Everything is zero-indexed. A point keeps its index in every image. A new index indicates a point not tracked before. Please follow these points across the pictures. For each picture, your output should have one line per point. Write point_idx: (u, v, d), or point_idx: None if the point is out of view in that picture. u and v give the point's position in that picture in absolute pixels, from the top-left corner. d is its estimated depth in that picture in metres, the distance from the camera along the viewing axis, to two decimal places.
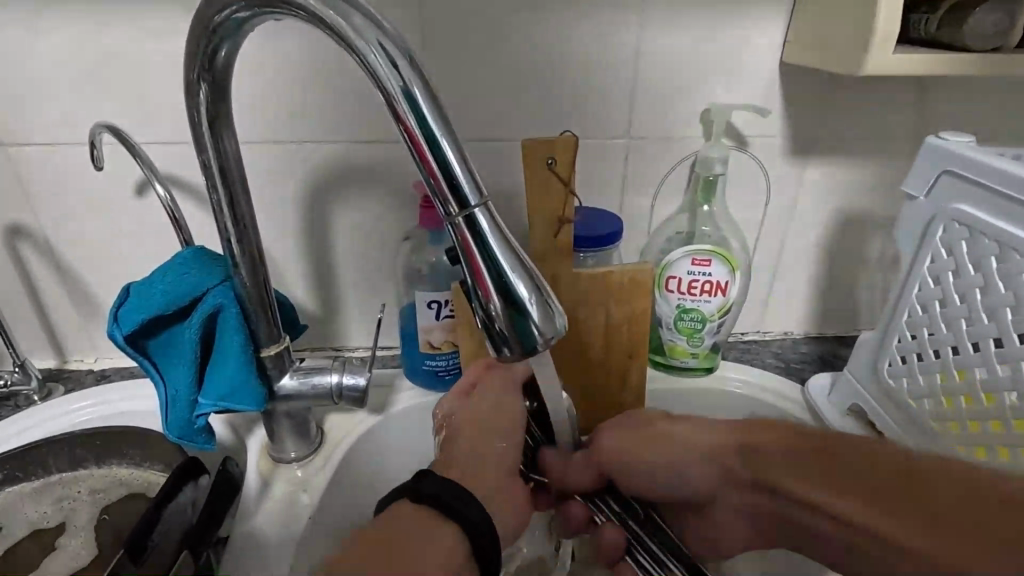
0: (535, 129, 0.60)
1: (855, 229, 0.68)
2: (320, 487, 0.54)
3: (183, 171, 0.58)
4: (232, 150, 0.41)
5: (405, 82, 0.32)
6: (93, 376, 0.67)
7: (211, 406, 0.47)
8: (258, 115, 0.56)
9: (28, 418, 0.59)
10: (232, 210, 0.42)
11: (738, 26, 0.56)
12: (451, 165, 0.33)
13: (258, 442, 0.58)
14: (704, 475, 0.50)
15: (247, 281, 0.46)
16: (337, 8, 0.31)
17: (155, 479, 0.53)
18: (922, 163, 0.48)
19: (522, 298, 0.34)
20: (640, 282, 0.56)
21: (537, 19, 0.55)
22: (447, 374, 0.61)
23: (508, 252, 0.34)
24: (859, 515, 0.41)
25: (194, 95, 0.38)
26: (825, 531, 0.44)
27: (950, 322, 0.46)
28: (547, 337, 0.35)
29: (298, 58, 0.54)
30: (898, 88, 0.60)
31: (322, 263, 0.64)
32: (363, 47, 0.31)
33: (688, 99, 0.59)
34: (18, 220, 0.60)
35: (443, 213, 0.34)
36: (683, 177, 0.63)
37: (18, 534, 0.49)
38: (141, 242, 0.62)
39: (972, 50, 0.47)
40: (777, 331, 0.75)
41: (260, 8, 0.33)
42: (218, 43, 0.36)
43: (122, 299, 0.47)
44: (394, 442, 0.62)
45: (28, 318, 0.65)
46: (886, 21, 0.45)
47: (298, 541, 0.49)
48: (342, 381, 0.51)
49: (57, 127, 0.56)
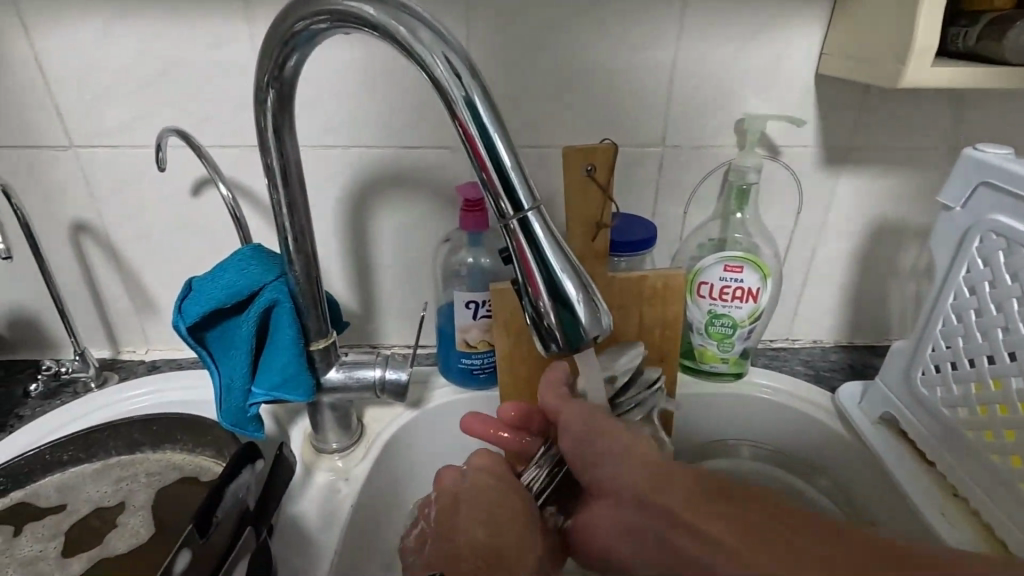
0: (571, 136, 0.62)
1: (888, 238, 0.68)
2: (360, 478, 0.56)
3: (237, 172, 0.62)
4: (293, 153, 0.43)
5: (467, 92, 0.33)
6: (146, 366, 0.70)
7: (263, 395, 0.50)
8: (310, 121, 0.59)
9: (88, 402, 0.63)
10: (291, 209, 0.45)
11: (775, 36, 0.57)
12: (507, 171, 0.34)
13: (301, 433, 0.60)
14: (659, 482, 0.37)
15: (302, 278, 0.48)
16: (405, 22, 0.33)
17: (207, 464, 0.55)
18: (962, 174, 0.48)
19: (571, 298, 0.35)
20: (673, 288, 0.58)
21: (579, 31, 0.57)
22: (482, 372, 0.63)
23: (558, 253, 0.35)
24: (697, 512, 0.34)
25: (262, 102, 0.41)
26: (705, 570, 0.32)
27: (986, 331, 0.46)
28: (593, 335, 0.36)
29: (348, 68, 0.57)
30: (934, 99, 0.61)
31: (364, 262, 0.67)
32: (430, 59, 0.33)
33: (723, 108, 0.61)
34: (83, 216, 0.64)
35: (498, 216, 0.36)
36: (716, 184, 0.65)
37: (81, 510, 0.52)
38: (195, 239, 0.65)
39: (1011, 63, 0.47)
40: (806, 338, 0.75)
41: (333, 21, 0.35)
42: (289, 53, 0.38)
43: (185, 292, 0.50)
44: (430, 436, 0.65)
45: (86, 309, 0.69)
46: (923, 34, 0.45)
47: (341, 527, 0.52)
48: (384, 375, 0.53)
49: (123, 131, 0.59)
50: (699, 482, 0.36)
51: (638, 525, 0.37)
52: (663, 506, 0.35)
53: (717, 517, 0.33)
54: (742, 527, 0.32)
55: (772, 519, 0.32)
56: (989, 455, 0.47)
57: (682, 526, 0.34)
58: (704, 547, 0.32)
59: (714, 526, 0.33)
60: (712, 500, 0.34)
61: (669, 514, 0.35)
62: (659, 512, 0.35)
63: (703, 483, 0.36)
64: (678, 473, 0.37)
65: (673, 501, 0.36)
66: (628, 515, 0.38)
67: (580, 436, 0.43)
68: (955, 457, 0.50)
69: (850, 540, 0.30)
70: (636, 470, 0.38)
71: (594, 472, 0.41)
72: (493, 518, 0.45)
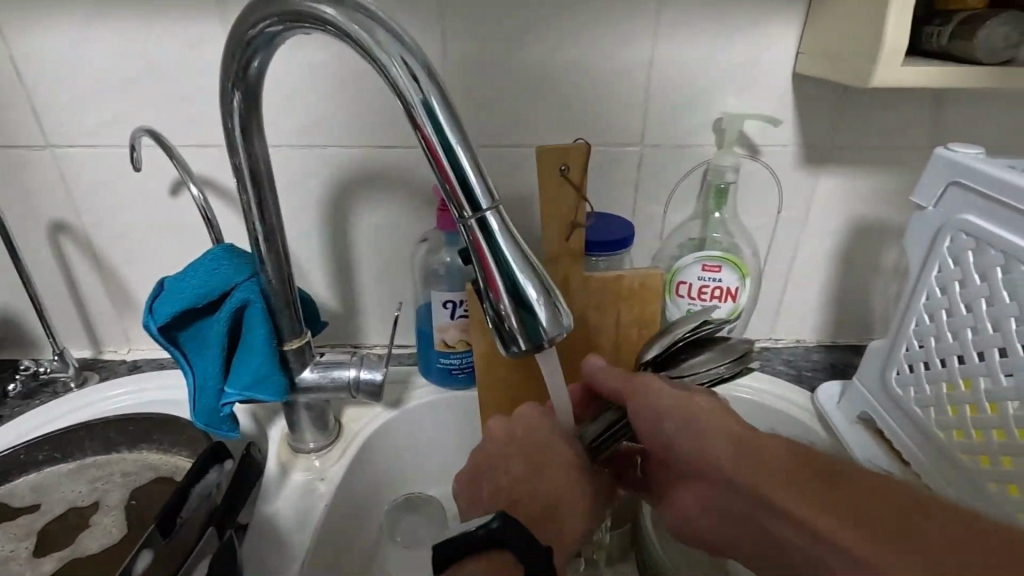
0: (549, 136, 0.62)
1: (869, 238, 0.68)
2: (337, 478, 0.56)
3: (215, 171, 0.62)
4: (261, 153, 0.43)
5: (424, 93, 0.33)
6: (126, 365, 0.70)
7: (236, 395, 0.50)
8: (288, 120, 0.59)
9: (66, 402, 0.63)
10: (260, 210, 0.45)
11: (752, 35, 0.57)
12: (465, 171, 0.34)
13: (279, 433, 0.60)
14: (741, 460, 0.39)
15: (272, 278, 0.48)
16: (360, 23, 0.33)
17: (183, 464, 0.55)
18: (933, 174, 0.48)
19: (530, 298, 0.35)
20: (650, 287, 0.58)
21: (555, 30, 0.57)
22: (461, 372, 0.63)
23: (518, 253, 0.35)
24: (783, 492, 0.37)
25: (229, 103, 0.41)
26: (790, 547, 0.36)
27: (956, 331, 0.46)
28: (554, 335, 0.36)
29: (325, 68, 0.57)
30: (912, 98, 0.61)
31: (344, 262, 0.67)
32: (385, 60, 0.33)
33: (701, 107, 0.61)
34: (61, 216, 0.64)
35: (458, 216, 0.35)
36: (696, 183, 0.65)
37: (56, 510, 0.52)
38: (174, 239, 0.65)
39: (983, 63, 0.47)
40: (789, 338, 0.75)
41: (292, 22, 0.35)
42: (251, 55, 0.38)
43: (157, 292, 0.49)
44: (409, 436, 0.65)
45: (66, 309, 0.69)
46: (894, 33, 0.45)
47: (315, 526, 0.52)
48: (359, 374, 0.53)
49: (100, 131, 0.59)
50: (793, 463, 0.38)
51: (732, 504, 0.40)
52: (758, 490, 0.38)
53: (797, 494, 0.36)
54: (848, 514, 0.34)
55: (882, 505, 0.34)
56: (959, 455, 0.47)
57: (780, 512, 0.37)
58: (813, 537, 0.35)
59: (818, 515, 0.35)
60: (808, 486, 0.36)
61: (753, 490, 0.38)
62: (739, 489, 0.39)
63: (800, 465, 0.38)
64: (772, 456, 0.38)
65: (760, 477, 0.38)
66: (715, 492, 0.41)
67: (652, 417, 0.44)
68: (928, 456, 0.50)
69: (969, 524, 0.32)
70: (723, 448, 0.40)
71: (672, 448, 0.43)
72: (547, 478, 0.45)
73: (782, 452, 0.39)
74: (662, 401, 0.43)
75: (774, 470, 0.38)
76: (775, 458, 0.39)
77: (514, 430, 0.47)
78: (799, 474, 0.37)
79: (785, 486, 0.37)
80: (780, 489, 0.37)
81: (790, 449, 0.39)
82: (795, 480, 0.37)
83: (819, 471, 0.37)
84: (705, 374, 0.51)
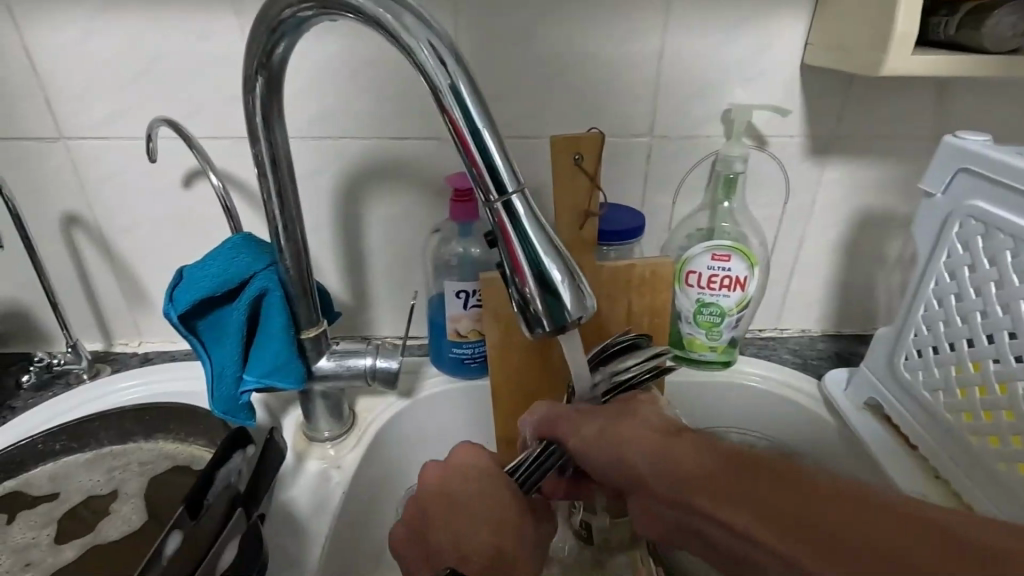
0: (560, 127, 0.62)
1: (874, 228, 0.69)
2: (352, 467, 0.56)
3: (227, 163, 0.62)
4: (282, 141, 0.44)
5: (451, 77, 0.34)
6: (138, 358, 0.70)
7: (254, 383, 0.50)
8: (301, 112, 0.60)
9: (80, 394, 0.63)
10: (280, 198, 0.45)
11: (760, 26, 0.58)
12: (491, 155, 0.35)
13: (293, 422, 0.61)
14: (663, 471, 0.37)
15: (292, 266, 0.49)
16: (389, 8, 0.34)
17: (199, 453, 0.55)
18: (941, 161, 0.49)
19: (554, 279, 0.36)
20: (661, 276, 0.58)
21: (567, 22, 0.57)
22: (473, 362, 0.64)
23: (542, 235, 0.36)
24: (719, 509, 0.34)
25: (251, 90, 0.41)
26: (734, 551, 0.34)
27: (965, 315, 0.47)
28: (576, 316, 0.37)
29: (338, 59, 0.57)
30: (917, 89, 0.61)
31: (355, 254, 0.67)
32: (414, 45, 0.34)
33: (710, 97, 0.61)
34: (73, 209, 0.64)
35: (483, 199, 0.36)
36: (704, 174, 0.65)
37: (74, 498, 0.52)
38: (186, 231, 0.66)
39: (989, 52, 0.48)
40: (794, 327, 0.76)
41: (319, 8, 0.36)
42: (276, 41, 0.38)
43: (176, 280, 0.50)
44: (422, 426, 0.65)
45: (78, 302, 0.69)
46: (904, 22, 0.46)
47: (333, 513, 0.52)
48: (375, 363, 0.54)
49: (113, 123, 0.60)
50: (712, 465, 0.35)
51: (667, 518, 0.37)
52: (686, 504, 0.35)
53: (728, 503, 0.34)
54: (782, 523, 0.32)
55: (796, 498, 0.32)
56: (968, 437, 0.48)
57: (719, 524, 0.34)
58: (753, 546, 0.33)
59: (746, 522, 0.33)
60: (729, 487, 0.34)
61: (686, 504, 0.35)
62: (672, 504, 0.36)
63: (716, 465, 0.35)
64: (687, 464, 0.36)
65: (686, 488, 0.35)
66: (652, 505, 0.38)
67: (603, 445, 0.40)
68: (936, 439, 0.51)
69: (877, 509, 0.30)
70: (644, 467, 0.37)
71: (603, 472, 0.40)
72: (500, 521, 0.42)
73: (712, 455, 0.36)
74: (577, 443, 0.41)
75: (703, 481, 0.35)
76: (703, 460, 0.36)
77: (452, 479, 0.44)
78: (734, 482, 0.34)
79: (711, 499, 0.34)
80: (711, 501, 0.34)
81: (708, 449, 0.36)
82: (726, 488, 0.34)
83: (752, 474, 0.34)
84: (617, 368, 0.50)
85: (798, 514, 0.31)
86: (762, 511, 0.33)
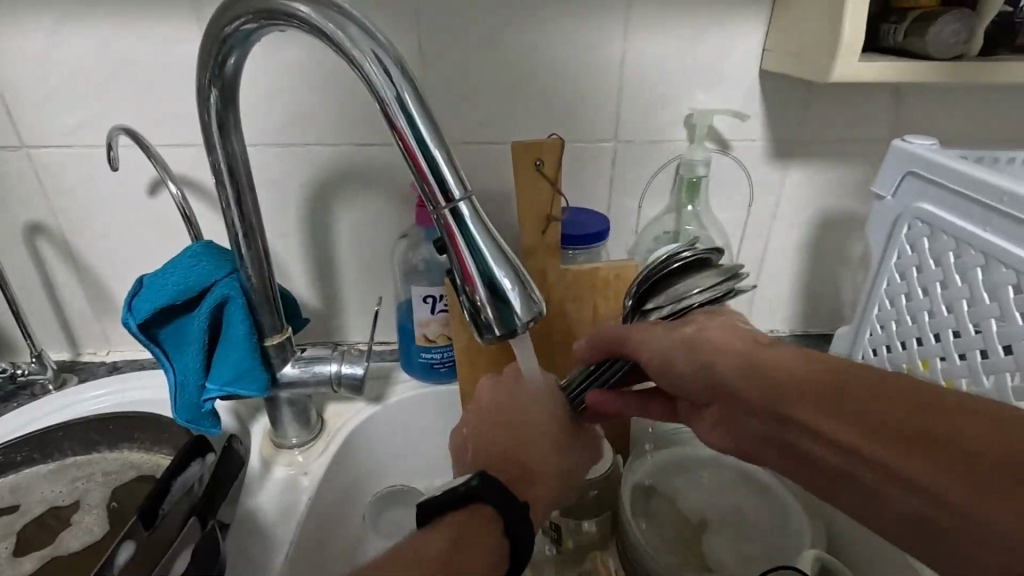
0: (525, 133, 0.63)
1: (837, 229, 0.70)
2: (319, 472, 0.56)
3: (192, 171, 0.62)
4: (239, 150, 0.44)
5: (397, 89, 0.34)
6: (106, 367, 0.70)
7: (217, 391, 0.50)
8: (266, 119, 0.60)
9: (45, 404, 0.63)
10: (239, 207, 0.46)
11: (719, 33, 0.59)
12: (438, 164, 0.35)
13: (261, 429, 0.61)
14: (759, 386, 0.37)
15: (252, 274, 0.49)
16: (334, 21, 0.34)
17: (164, 462, 0.55)
18: (890, 165, 0.50)
19: (504, 286, 0.36)
20: (626, 279, 0.59)
21: (529, 28, 0.58)
22: (442, 366, 0.64)
23: (491, 243, 0.36)
24: (818, 421, 0.35)
25: (205, 100, 0.41)
26: (829, 465, 0.35)
27: (915, 314, 0.48)
28: (528, 321, 0.37)
29: (303, 67, 0.58)
30: (874, 93, 0.63)
31: (324, 260, 0.67)
32: (359, 57, 0.34)
33: (673, 103, 0.62)
34: (37, 218, 0.63)
35: (432, 208, 0.36)
36: (669, 178, 0.66)
37: (36, 510, 0.52)
38: (153, 239, 0.65)
39: (934, 58, 0.49)
40: (763, 327, 0.77)
41: (267, 20, 0.36)
42: (228, 52, 0.39)
43: (136, 290, 0.50)
44: (392, 430, 0.65)
45: (43, 311, 0.69)
46: (851, 29, 0.47)
47: (298, 520, 0.52)
48: (340, 369, 0.54)
49: (76, 132, 0.59)
50: (812, 380, 0.36)
51: (761, 432, 0.38)
52: (779, 413, 0.36)
53: (831, 416, 0.34)
54: (888, 430, 0.33)
55: (915, 410, 0.33)
56: None
57: (816, 437, 0.35)
58: (851, 457, 0.34)
59: (846, 430, 0.34)
60: (833, 402, 0.35)
61: (783, 414, 0.36)
62: (767, 416, 0.37)
63: (821, 377, 0.36)
64: (782, 372, 0.37)
65: (785, 402, 0.36)
66: (746, 421, 0.38)
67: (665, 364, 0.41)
68: None
69: (1003, 421, 0.31)
70: (731, 375, 0.38)
71: (682, 386, 0.41)
72: (535, 451, 0.45)
73: (806, 366, 0.37)
74: (650, 352, 0.42)
75: (802, 390, 0.36)
76: (800, 371, 0.36)
77: (496, 397, 0.48)
78: (835, 393, 0.35)
79: (815, 412, 0.35)
80: (813, 411, 0.35)
81: (801, 359, 0.37)
82: (828, 400, 0.35)
83: (858, 382, 0.35)
84: (684, 294, 0.44)
85: (910, 427, 0.32)
86: (868, 420, 0.33)
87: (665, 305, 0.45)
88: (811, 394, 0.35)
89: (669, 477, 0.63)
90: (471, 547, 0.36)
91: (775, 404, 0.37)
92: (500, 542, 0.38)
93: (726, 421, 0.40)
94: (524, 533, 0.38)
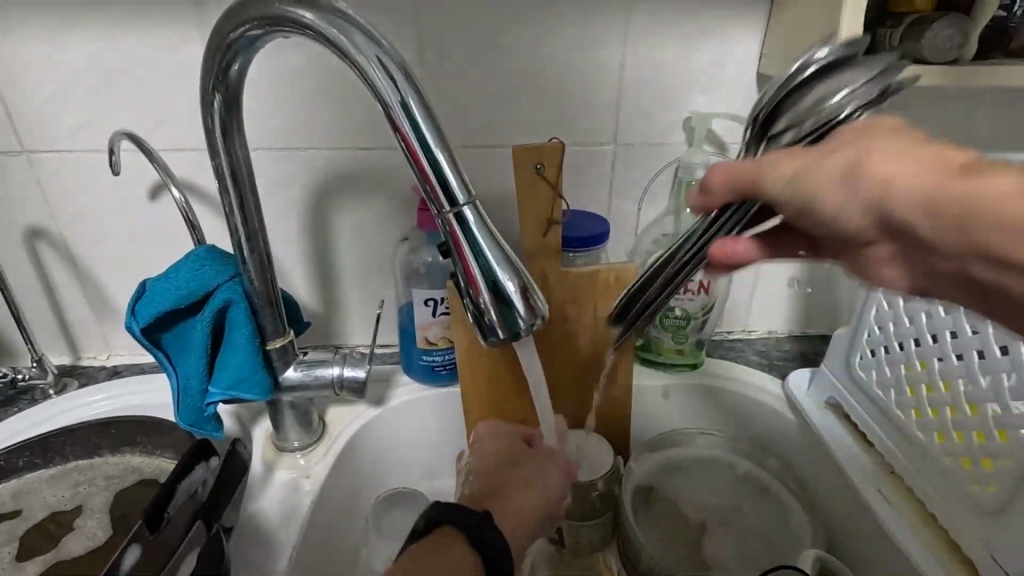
0: (525, 136, 0.63)
1: None
2: (322, 475, 0.57)
3: (193, 175, 0.62)
4: (242, 154, 0.44)
5: (401, 95, 0.35)
6: (106, 371, 0.70)
7: (220, 394, 0.50)
8: (267, 123, 0.60)
9: (46, 409, 0.63)
10: (242, 211, 0.46)
11: (717, 37, 0.60)
12: (442, 168, 0.36)
13: (263, 432, 0.61)
14: (923, 216, 0.28)
15: (255, 278, 0.49)
16: (339, 27, 0.34)
17: (167, 466, 0.55)
18: None
19: (508, 288, 0.37)
20: (626, 281, 0.60)
21: (529, 31, 0.58)
22: (443, 369, 0.64)
23: (494, 246, 0.37)
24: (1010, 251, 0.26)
25: (208, 105, 0.41)
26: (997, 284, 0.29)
27: (912, 315, 0.49)
28: (531, 323, 0.38)
29: (304, 71, 0.58)
30: None
31: (325, 263, 0.68)
32: (364, 62, 0.34)
33: (672, 106, 0.63)
34: (38, 222, 0.63)
35: (436, 212, 0.37)
36: (668, 180, 0.67)
37: (38, 514, 0.52)
38: (154, 243, 0.65)
39: (929, 61, 0.50)
40: (762, 329, 0.78)
41: (271, 26, 0.36)
42: (232, 58, 0.39)
43: (138, 294, 0.50)
44: (394, 433, 0.65)
45: (44, 316, 0.69)
46: (848, 34, 0.48)
47: (301, 523, 0.52)
48: (343, 372, 0.54)
49: (77, 136, 0.59)
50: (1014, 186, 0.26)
51: (913, 248, 0.31)
52: (984, 250, 0.27)
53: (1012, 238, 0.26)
54: None
55: None
56: (916, 433, 0.49)
57: (989, 259, 0.28)
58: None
59: None
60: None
61: (933, 237, 0.29)
62: (927, 241, 0.29)
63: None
64: (966, 185, 0.27)
65: (958, 226, 0.27)
66: (896, 246, 0.32)
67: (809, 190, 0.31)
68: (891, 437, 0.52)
69: None
70: (911, 211, 0.29)
71: (834, 230, 0.32)
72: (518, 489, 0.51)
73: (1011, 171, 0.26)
74: (784, 196, 0.32)
75: (993, 208, 0.26)
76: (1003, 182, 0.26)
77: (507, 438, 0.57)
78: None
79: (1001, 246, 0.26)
80: (996, 227, 0.26)
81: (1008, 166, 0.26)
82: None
83: None
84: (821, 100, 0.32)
85: None
86: None
87: (791, 130, 0.34)
88: (1000, 211, 0.26)
89: (670, 478, 0.63)
90: (441, 560, 0.41)
91: (942, 229, 0.28)
92: (471, 552, 0.42)
93: (913, 258, 0.32)
94: (491, 535, 0.42)
